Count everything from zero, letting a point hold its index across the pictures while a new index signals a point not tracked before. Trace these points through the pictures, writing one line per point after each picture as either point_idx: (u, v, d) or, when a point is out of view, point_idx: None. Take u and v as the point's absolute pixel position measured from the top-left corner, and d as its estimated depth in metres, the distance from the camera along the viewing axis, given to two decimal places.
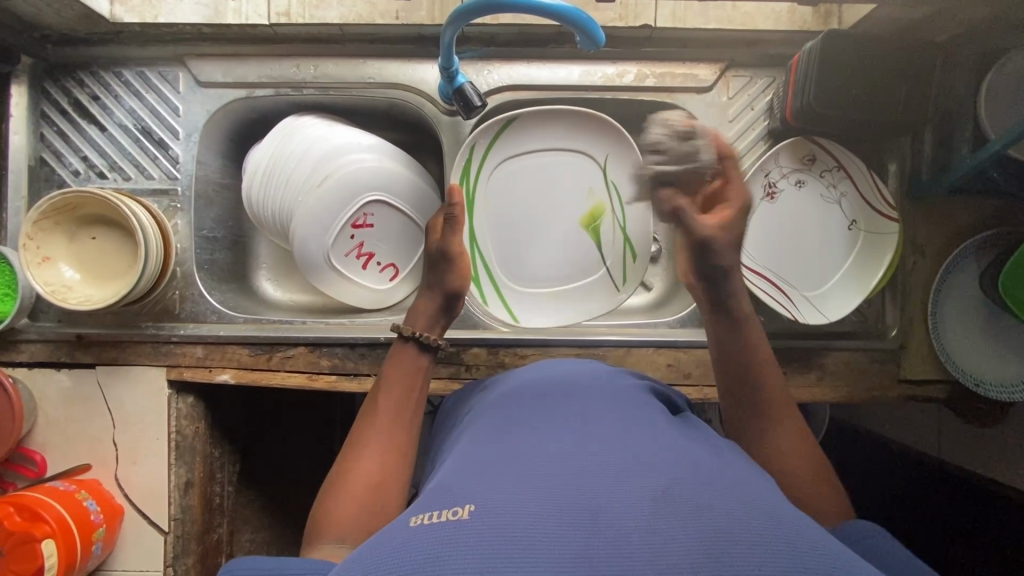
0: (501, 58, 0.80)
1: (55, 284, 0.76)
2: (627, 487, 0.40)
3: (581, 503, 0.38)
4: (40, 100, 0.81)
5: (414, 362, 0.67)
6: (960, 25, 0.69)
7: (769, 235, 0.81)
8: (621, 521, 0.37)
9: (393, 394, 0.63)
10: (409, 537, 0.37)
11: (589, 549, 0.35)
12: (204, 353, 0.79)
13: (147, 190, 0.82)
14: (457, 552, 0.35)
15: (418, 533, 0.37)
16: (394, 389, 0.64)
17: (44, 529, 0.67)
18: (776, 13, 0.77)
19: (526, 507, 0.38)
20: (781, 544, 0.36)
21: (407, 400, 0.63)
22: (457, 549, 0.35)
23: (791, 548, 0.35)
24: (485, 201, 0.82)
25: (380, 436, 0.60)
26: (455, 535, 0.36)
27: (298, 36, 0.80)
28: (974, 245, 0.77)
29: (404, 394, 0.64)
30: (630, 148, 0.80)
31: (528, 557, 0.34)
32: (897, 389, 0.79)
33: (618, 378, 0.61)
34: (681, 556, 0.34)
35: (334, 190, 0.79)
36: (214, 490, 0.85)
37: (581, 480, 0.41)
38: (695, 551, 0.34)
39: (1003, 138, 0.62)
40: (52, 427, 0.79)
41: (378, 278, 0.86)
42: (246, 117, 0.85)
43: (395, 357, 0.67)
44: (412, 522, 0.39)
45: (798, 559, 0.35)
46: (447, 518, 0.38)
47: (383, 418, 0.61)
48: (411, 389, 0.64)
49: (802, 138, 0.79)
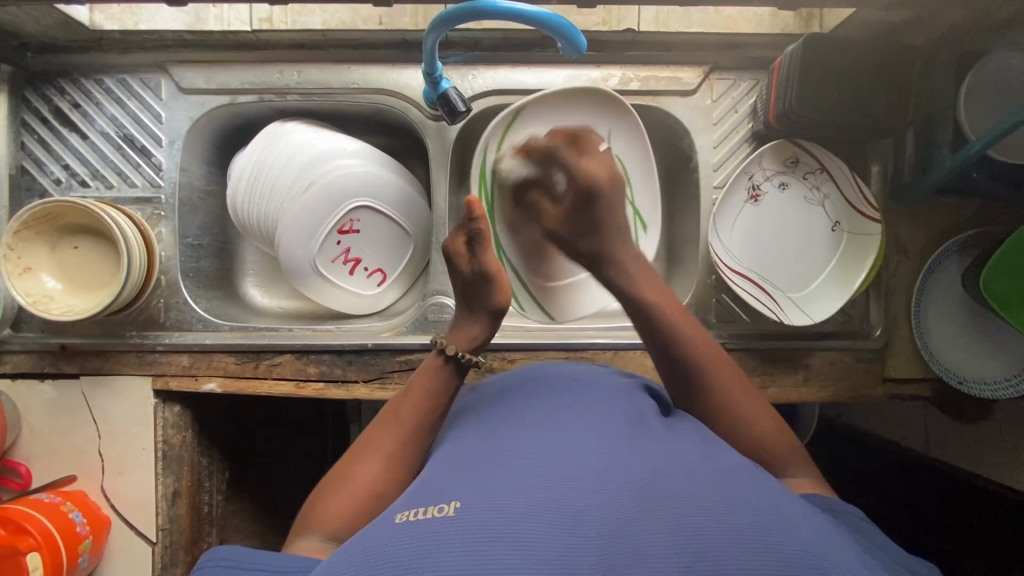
0: (485, 62, 0.80)
1: (37, 294, 0.75)
2: (611, 480, 0.40)
3: (566, 497, 0.39)
4: (20, 108, 0.80)
5: (445, 377, 0.64)
6: (937, 28, 0.70)
7: (754, 236, 0.81)
8: (603, 516, 0.37)
9: (418, 403, 0.61)
10: (395, 534, 0.37)
11: (574, 545, 0.35)
12: (190, 362, 0.79)
13: (129, 198, 0.81)
14: (443, 549, 0.35)
15: (403, 531, 0.37)
16: (416, 398, 0.62)
17: (28, 542, 0.67)
18: (758, 17, 0.80)
19: (511, 505, 0.38)
20: (765, 538, 0.36)
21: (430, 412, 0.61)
22: (440, 545, 0.35)
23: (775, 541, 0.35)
24: (501, 198, 0.81)
25: (392, 442, 0.58)
26: (440, 533, 0.36)
27: (281, 43, 0.80)
28: (955, 244, 0.78)
29: (429, 404, 0.62)
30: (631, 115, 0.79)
31: (511, 554, 0.34)
32: (882, 387, 0.80)
33: (604, 379, 0.61)
34: (665, 552, 0.34)
35: (323, 195, 0.79)
36: (202, 498, 0.85)
37: (565, 474, 0.41)
38: (677, 546, 0.35)
39: (983, 138, 0.63)
40: (36, 438, 0.78)
41: (366, 283, 0.86)
42: (229, 123, 0.85)
43: (429, 370, 0.65)
44: (397, 519, 0.39)
45: (781, 555, 0.35)
46: (433, 515, 0.38)
47: (400, 427, 0.60)
48: (437, 402, 0.62)
49: (785, 140, 0.79)
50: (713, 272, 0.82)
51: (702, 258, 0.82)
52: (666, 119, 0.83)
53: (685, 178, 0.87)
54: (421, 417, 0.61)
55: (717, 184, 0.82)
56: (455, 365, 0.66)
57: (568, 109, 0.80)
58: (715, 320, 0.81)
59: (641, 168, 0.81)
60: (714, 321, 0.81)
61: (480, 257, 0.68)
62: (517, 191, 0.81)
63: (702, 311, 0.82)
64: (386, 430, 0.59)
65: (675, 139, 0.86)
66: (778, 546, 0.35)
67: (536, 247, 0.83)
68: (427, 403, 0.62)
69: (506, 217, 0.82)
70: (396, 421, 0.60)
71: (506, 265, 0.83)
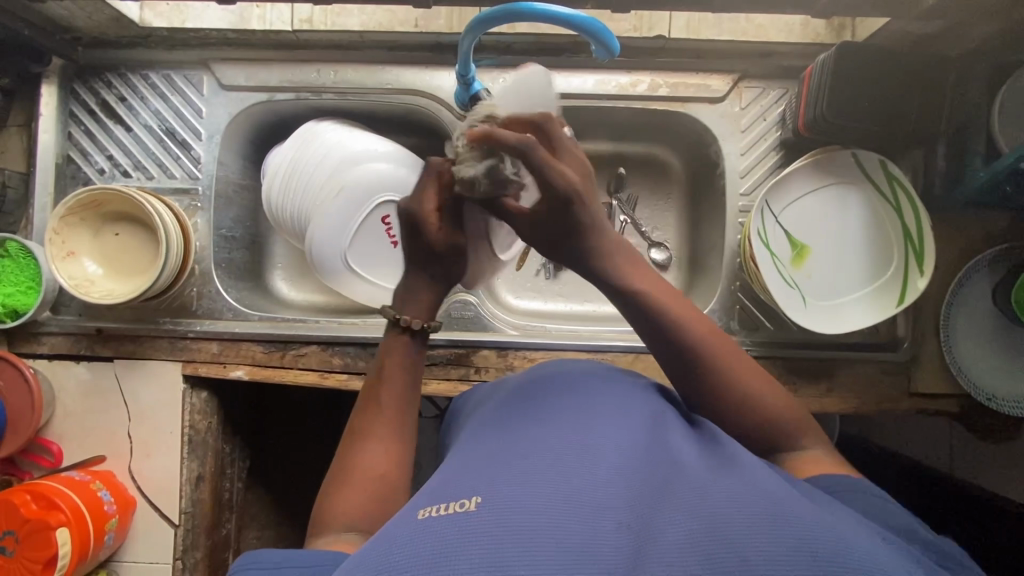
0: (517, 66, 0.82)
1: (79, 277, 0.78)
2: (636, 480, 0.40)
3: (591, 498, 0.39)
4: (69, 100, 0.84)
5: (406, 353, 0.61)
6: (971, 41, 0.70)
7: (802, 241, 0.79)
8: (629, 513, 0.37)
9: (394, 387, 0.59)
10: (420, 528, 0.37)
11: (598, 548, 0.35)
12: (220, 350, 0.81)
13: (168, 189, 0.84)
14: (469, 548, 0.35)
15: (425, 526, 0.37)
16: (393, 378, 0.60)
17: (59, 518, 0.69)
18: (788, 26, 0.80)
19: (537, 505, 0.38)
20: (783, 527, 0.36)
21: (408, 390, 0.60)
22: (462, 541, 0.35)
23: (794, 530, 0.36)
24: (797, 209, 0.78)
25: (382, 425, 0.58)
26: (462, 526, 0.36)
27: (319, 43, 0.83)
28: (986, 258, 0.77)
29: (402, 381, 0.60)
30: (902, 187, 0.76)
31: (530, 548, 0.35)
32: (907, 401, 0.79)
33: (630, 378, 0.61)
34: (688, 558, 0.34)
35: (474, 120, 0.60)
36: (224, 485, 0.87)
37: (589, 475, 0.41)
38: (701, 551, 0.35)
39: (1018, 150, 0.62)
40: (69, 418, 0.81)
41: (495, 241, 0.75)
42: (266, 120, 0.87)
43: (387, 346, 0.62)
44: (419, 515, 0.39)
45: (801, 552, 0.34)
46: (454, 511, 0.38)
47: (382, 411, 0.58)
48: (407, 376, 0.61)
49: (815, 148, 0.79)
50: (738, 278, 0.82)
51: (727, 265, 0.83)
52: (693, 125, 0.84)
53: (711, 185, 0.87)
54: (398, 394, 0.60)
55: (743, 191, 0.82)
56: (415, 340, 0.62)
57: (842, 178, 0.78)
58: (738, 327, 0.81)
59: (895, 262, 0.77)
60: (737, 328, 0.81)
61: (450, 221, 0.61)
62: (798, 223, 0.79)
63: (725, 317, 0.82)
64: (367, 419, 0.58)
65: (701, 146, 0.86)
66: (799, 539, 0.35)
67: (814, 271, 0.79)
68: (400, 381, 0.60)
69: (788, 222, 0.79)
70: (371, 405, 0.59)
71: (775, 264, 0.78)
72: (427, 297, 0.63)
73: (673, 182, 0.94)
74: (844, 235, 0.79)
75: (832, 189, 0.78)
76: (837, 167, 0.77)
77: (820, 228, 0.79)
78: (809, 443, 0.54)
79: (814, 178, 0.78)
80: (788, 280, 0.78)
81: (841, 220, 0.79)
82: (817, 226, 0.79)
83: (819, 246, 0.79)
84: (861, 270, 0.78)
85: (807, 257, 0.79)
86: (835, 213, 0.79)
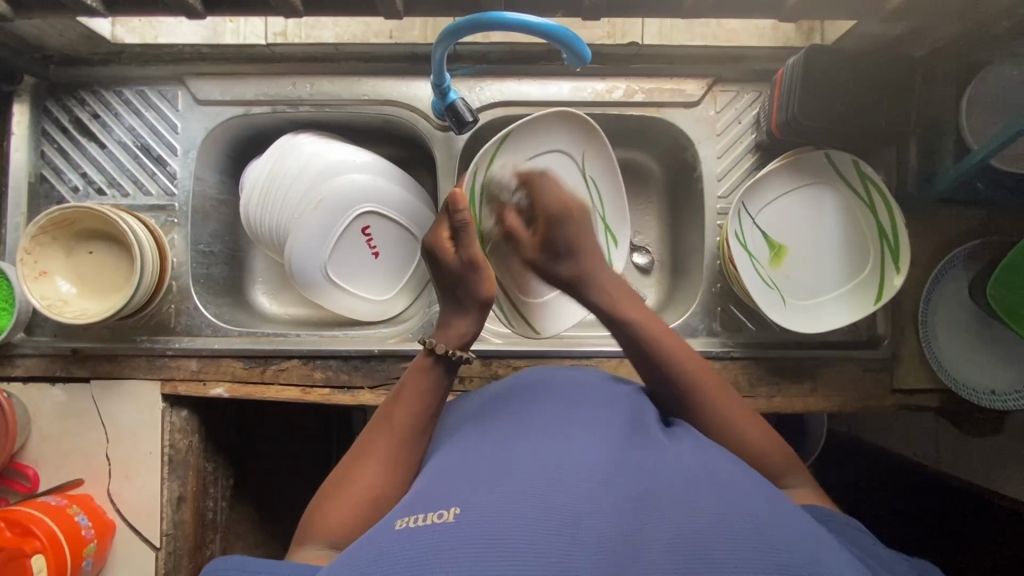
0: (493, 75, 0.82)
1: (51, 298, 0.77)
2: (608, 489, 0.40)
3: (566, 504, 0.38)
4: (41, 118, 0.83)
5: (436, 379, 0.61)
6: (936, 41, 0.71)
7: (781, 243, 0.80)
8: (604, 522, 0.36)
9: (410, 410, 0.59)
10: (393, 540, 0.37)
11: (573, 553, 0.34)
12: (198, 367, 0.80)
13: (144, 206, 0.83)
14: (441, 559, 0.34)
15: (402, 539, 0.36)
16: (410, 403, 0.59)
17: (33, 545, 0.67)
18: (759, 31, 0.81)
19: (511, 511, 0.37)
20: (762, 543, 0.35)
21: (422, 417, 0.59)
22: (441, 551, 0.35)
23: (772, 548, 0.35)
24: (775, 213, 0.79)
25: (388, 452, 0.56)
26: (439, 538, 0.36)
27: (294, 55, 0.83)
28: (962, 254, 0.77)
29: (421, 407, 0.59)
30: (877, 187, 0.76)
31: (507, 562, 0.34)
32: (890, 398, 0.80)
33: (609, 382, 0.60)
34: (660, 557, 0.34)
35: (502, 158, 0.77)
36: (207, 504, 0.85)
37: (561, 481, 0.40)
38: (676, 545, 0.35)
39: (984, 149, 0.64)
40: (45, 442, 0.79)
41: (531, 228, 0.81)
42: (241, 133, 0.87)
43: (419, 372, 0.62)
44: (398, 525, 0.39)
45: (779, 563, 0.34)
46: (432, 521, 0.37)
47: (394, 433, 0.57)
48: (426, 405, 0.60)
49: (790, 150, 0.80)
50: (720, 279, 0.83)
51: (708, 266, 0.83)
52: (670, 130, 0.84)
53: (689, 188, 0.88)
54: (414, 417, 0.58)
55: (721, 194, 0.83)
56: (444, 365, 0.62)
57: (819, 180, 0.79)
58: (721, 329, 0.82)
59: (873, 262, 0.77)
60: (720, 330, 0.82)
61: (463, 242, 0.65)
62: (777, 224, 0.80)
63: (708, 320, 0.82)
64: (376, 437, 0.57)
65: (678, 149, 0.87)
66: (772, 548, 0.35)
67: (795, 274, 0.79)
68: (417, 405, 0.59)
69: (766, 225, 0.79)
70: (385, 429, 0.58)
71: (753, 265, 0.78)
72: (469, 328, 0.66)
73: (653, 186, 0.94)
74: (822, 237, 0.80)
75: (809, 190, 0.79)
76: (811, 167, 0.78)
77: (799, 229, 0.80)
78: (792, 482, 0.54)
79: (789, 181, 0.79)
80: (769, 281, 0.78)
81: (819, 222, 0.79)
82: (796, 227, 0.80)
83: (800, 248, 0.80)
84: (839, 270, 0.79)
85: (786, 258, 0.79)
86: (812, 215, 0.80)
